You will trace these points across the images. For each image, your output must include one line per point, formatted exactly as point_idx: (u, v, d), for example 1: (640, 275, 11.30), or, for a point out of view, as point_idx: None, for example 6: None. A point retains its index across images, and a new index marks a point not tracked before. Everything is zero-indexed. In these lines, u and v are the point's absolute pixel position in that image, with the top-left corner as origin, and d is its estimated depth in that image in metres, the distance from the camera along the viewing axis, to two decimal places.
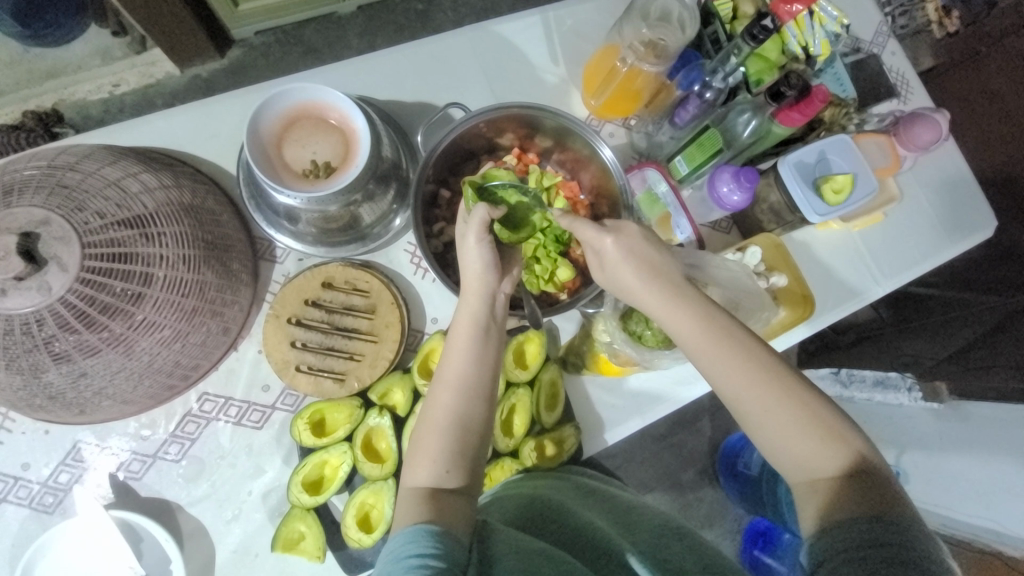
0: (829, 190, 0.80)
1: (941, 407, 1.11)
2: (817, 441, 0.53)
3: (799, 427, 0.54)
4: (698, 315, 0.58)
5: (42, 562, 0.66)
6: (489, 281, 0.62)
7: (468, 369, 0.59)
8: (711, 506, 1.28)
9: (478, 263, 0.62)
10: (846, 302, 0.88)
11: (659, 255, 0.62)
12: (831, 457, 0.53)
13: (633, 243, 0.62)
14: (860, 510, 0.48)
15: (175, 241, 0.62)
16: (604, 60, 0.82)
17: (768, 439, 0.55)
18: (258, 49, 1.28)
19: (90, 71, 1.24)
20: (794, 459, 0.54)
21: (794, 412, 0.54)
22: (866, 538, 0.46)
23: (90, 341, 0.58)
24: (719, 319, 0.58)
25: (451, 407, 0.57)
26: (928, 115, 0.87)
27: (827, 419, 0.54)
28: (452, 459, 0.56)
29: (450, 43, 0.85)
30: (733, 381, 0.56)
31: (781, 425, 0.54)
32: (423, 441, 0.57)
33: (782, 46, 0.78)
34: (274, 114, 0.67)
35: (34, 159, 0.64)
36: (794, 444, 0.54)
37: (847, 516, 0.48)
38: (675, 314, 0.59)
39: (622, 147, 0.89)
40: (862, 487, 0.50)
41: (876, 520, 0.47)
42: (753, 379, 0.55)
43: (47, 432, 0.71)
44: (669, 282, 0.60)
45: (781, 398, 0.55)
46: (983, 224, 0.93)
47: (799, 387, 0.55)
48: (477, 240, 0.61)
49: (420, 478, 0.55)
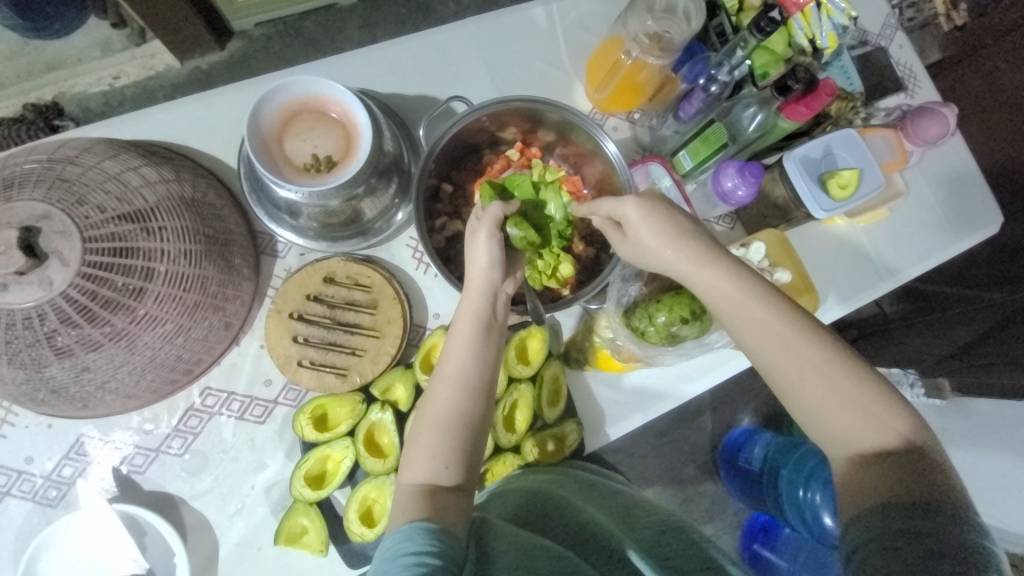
0: (835, 185, 0.79)
1: (942, 403, 1.12)
2: (855, 417, 0.52)
3: (833, 402, 0.53)
4: (728, 284, 0.57)
5: (46, 554, 0.67)
6: (493, 279, 0.61)
7: (468, 366, 0.59)
8: (712, 500, 1.28)
9: (484, 260, 0.61)
10: (851, 298, 0.88)
11: (684, 223, 0.60)
12: (869, 434, 0.52)
13: (656, 212, 0.60)
14: (899, 498, 0.47)
15: (177, 236, 0.62)
16: (608, 53, 0.81)
17: (804, 413, 0.55)
18: (258, 41, 1.27)
19: (90, 63, 1.24)
20: (832, 435, 0.53)
21: (828, 387, 0.53)
22: (902, 530, 0.45)
23: (92, 335, 0.58)
24: (750, 287, 0.57)
25: (451, 402, 0.58)
26: (935, 109, 0.86)
27: (868, 394, 0.53)
28: (452, 455, 0.56)
29: (451, 36, 0.84)
30: (766, 352, 0.56)
31: (818, 399, 0.54)
32: (422, 436, 0.57)
33: (788, 38, 0.76)
34: (275, 107, 0.67)
35: (34, 152, 0.63)
36: (835, 420, 0.53)
37: (885, 504, 0.47)
38: (707, 282, 0.58)
39: (626, 142, 0.88)
40: (902, 467, 0.49)
41: (921, 510, 0.46)
42: (789, 350, 0.55)
43: (50, 426, 0.71)
44: (696, 248, 0.59)
45: (818, 370, 0.54)
46: (990, 219, 0.92)
47: (838, 360, 0.54)
48: (489, 234, 0.60)
49: (418, 475, 0.55)
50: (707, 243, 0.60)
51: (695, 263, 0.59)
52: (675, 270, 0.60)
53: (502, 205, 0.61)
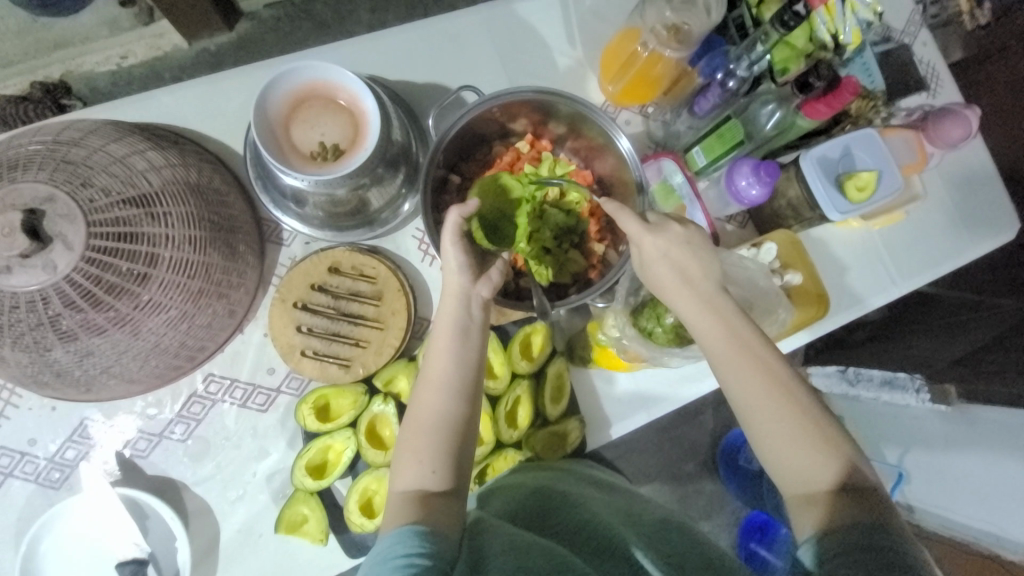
0: (853, 186, 0.77)
1: (948, 409, 1.07)
2: (816, 451, 0.53)
3: (800, 434, 0.53)
4: (718, 317, 0.57)
5: (50, 535, 0.67)
6: (465, 282, 0.60)
7: (452, 369, 0.58)
8: (710, 498, 1.28)
9: (454, 263, 0.60)
10: (862, 303, 0.86)
11: (697, 255, 0.60)
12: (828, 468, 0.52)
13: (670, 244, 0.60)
14: (858, 518, 0.48)
15: (181, 221, 0.61)
16: (624, 44, 0.79)
17: (766, 445, 0.54)
18: (267, 23, 1.25)
19: (97, 42, 1.22)
20: (792, 469, 0.53)
21: (793, 424, 0.54)
22: (866, 544, 0.46)
23: (96, 320, 0.58)
24: (737, 321, 0.57)
25: (437, 406, 0.57)
26: (958, 110, 0.83)
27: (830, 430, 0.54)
28: (439, 460, 0.55)
29: (463, 23, 0.82)
30: (742, 384, 0.55)
31: (779, 427, 0.54)
32: (409, 442, 0.56)
33: (810, 33, 0.72)
34: (282, 93, 0.65)
35: (40, 133, 0.63)
36: (795, 449, 0.53)
37: (846, 521, 0.48)
38: (701, 312, 0.58)
39: (639, 136, 0.86)
40: (859, 499, 0.50)
41: (876, 527, 0.47)
42: (759, 383, 0.55)
43: (54, 409, 0.71)
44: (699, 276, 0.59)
45: (783, 406, 0.54)
46: (1007, 225, 0.90)
47: (804, 399, 0.55)
48: (454, 240, 0.60)
49: (407, 480, 0.55)
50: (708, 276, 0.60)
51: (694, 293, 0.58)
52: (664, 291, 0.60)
53: (459, 209, 0.60)
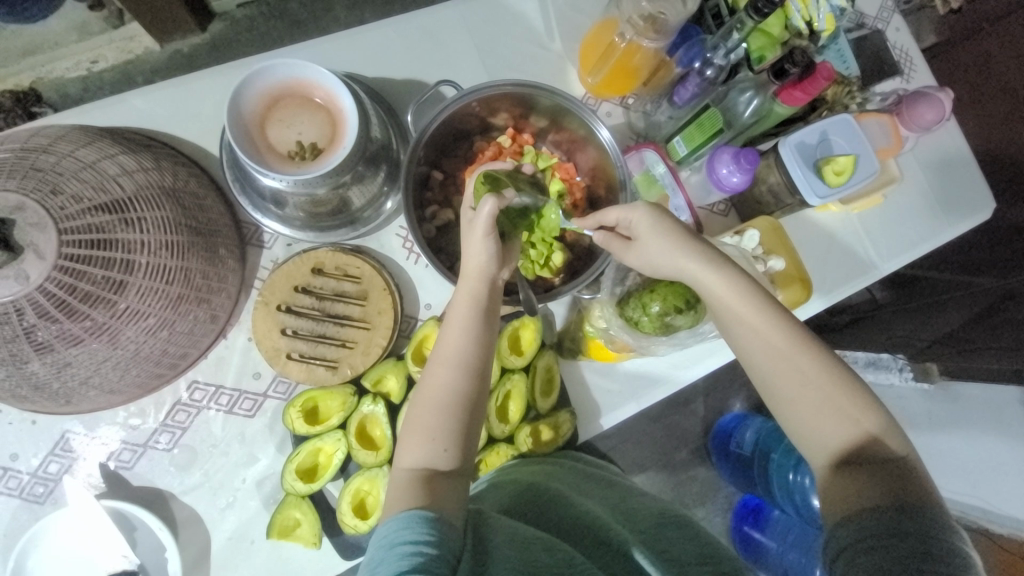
0: (830, 171, 0.78)
1: (930, 386, 1.17)
2: (836, 424, 0.53)
3: (821, 408, 0.53)
4: (733, 293, 0.57)
5: (34, 552, 0.66)
6: (492, 268, 0.60)
7: (468, 349, 0.58)
8: (703, 484, 1.30)
9: (481, 247, 0.59)
10: (846, 285, 0.88)
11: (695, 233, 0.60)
12: (851, 441, 0.52)
13: (663, 224, 0.60)
14: (877, 499, 0.48)
15: (157, 227, 0.60)
16: (601, 35, 0.78)
17: (784, 411, 0.56)
18: (241, 23, 1.23)
19: (66, 47, 1.19)
20: (811, 436, 0.54)
21: (811, 393, 0.54)
22: (888, 528, 0.46)
23: (72, 331, 0.56)
24: (753, 296, 0.57)
25: (449, 384, 0.57)
26: (932, 94, 0.85)
27: (856, 403, 0.53)
28: (450, 439, 0.56)
29: (441, 17, 0.81)
30: (760, 357, 0.56)
31: (800, 403, 0.54)
32: (419, 418, 0.56)
33: (785, 21, 0.74)
34: (257, 92, 0.64)
35: (6, 140, 0.61)
36: (816, 424, 0.54)
37: (866, 506, 0.48)
38: (715, 287, 0.57)
39: (620, 127, 0.87)
40: (885, 474, 0.49)
41: (901, 511, 0.46)
42: (777, 360, 0.55)
43: (33, 422, 0.70)
44: (706, 252, 0.58)
45: (804, 377, 0.54)
46: (982, 204, 0.92)
47: (827, 374, 0.54)
48: (483, 232, 0.58)
49: (417, 458, 0.55)
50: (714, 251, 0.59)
51: (706, 270, 0.57)
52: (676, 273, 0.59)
53: (497, 200, 0.57)
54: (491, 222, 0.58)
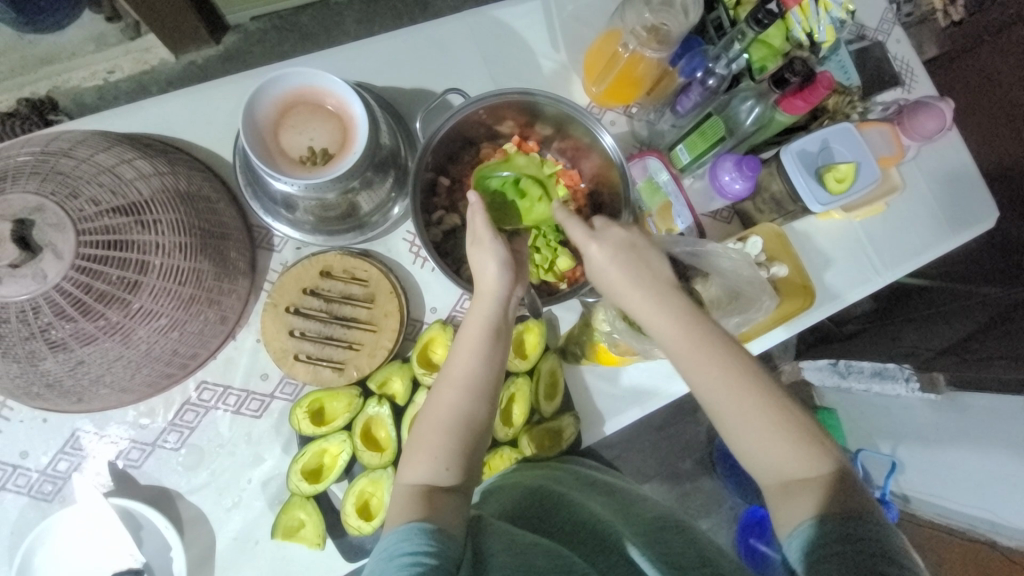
0: (832, 178, 0.79)
1: (938, 397, 1.05)
2: (791, 447, 0.53)
3: (775, 430, 0.54)
4: (681, 317, 0.57)
5: (41, 549, 0.66)
6: (504, 287, 0.61)
7: (477, 370, 0.58)
8: (709, 494, 1.29)
9: (494, 265, 0.61)
10: (850, 292, 0.88)
11: (647, 260, 0.60)
12: (805, 463, 0.53)
13: (617, 248, 0.61)
14: (836, 509, 0.49)
15: (172, 229, 0.61)
16: (605, 47, 0.80)
17: (740, 438, 0.54)
18: (254, 36, 1.26)
19: (84, 57, 1.22)
20: (770, 464, 0.53)
21: (770, 416, 0.54)
22: (845, 534, 0.47)
23: (87, 329, 0.58)
24: (700, 321, 0.57)
25: (457, 405, 0.57)
26: (932, 103, 0.86)
27: (802, 423, 0.54)
28: (453, 457, 0.56)
29: (449, 28, 0.83)
30: (710, 381, 0.55)
31: (752, 427, 0.54)
32: (424, 437, 0.57)
33: (786, 32, 0.75)
34: (270, 99, 0.66)
35: (27, 145, 0.63)
36: (771, 448, 0.53)
37: (827, 515, 0.49)
38: (669, 315, 0.57)
39: (623, 136, 0.89)
40: (838, 488, 0.51)
41: (854, 517, 0.48)
42: (728, 383, 0.55)
43: (45, 420, 0.71)
44: (650, 274, 0.59)
45: (759, 403, 0.54)
46: (987, 214, 0.93)
47: (775, 395, 0.55)
48: (491, 243, 0.61)
49: (418, 475, 0.55)
50: (665, 279, 0.59)
51: (656, 294, 0.58)
52: (623, 295, 0.60)
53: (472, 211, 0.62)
54: (490, 225, 0.62)
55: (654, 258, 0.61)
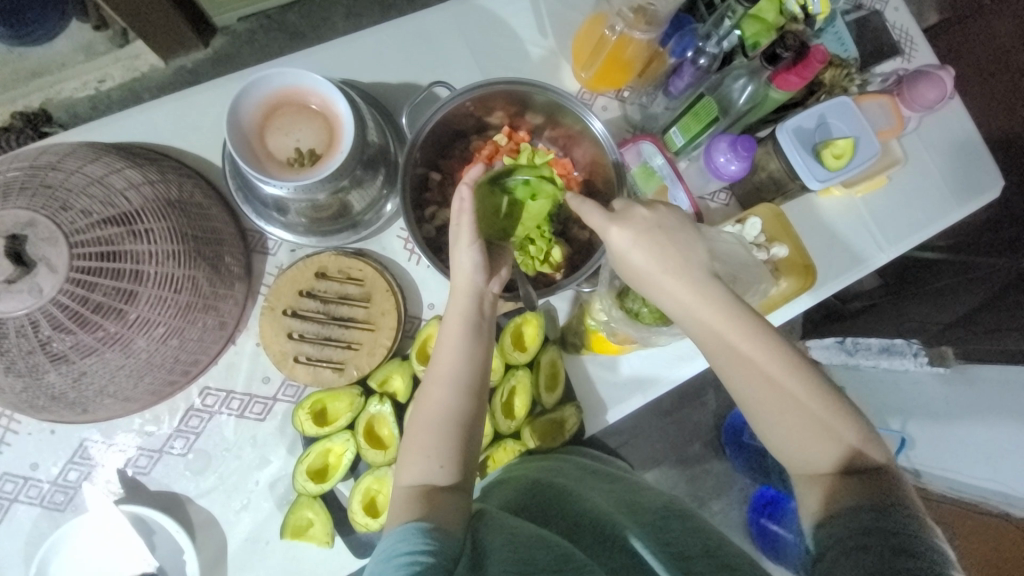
0: (830, 155, 0.78)
1: (947, 370, 1.05)
2: (818, 438, 0.53)
3: (804, 422, 0.53)
4: (707, 306, 0.56)
5: (56, 557, 0.68)
6: (478, 280, 0.61)
7: (461, 366, 0.58)
8: (717, 478, 1.29)
9: (469, 261, 0.60)
10: (849, 272, 0.87)
11: (676, 245, 0.58)
12: (832, 453, 0.52)
13: (644, 237, 0.58)
14: (862, 504, 0.48)
15: (164, 237, 0.61)
16: (592, 31, 0.78)
17: (765, 427, 0.55)
18: (242, 37, 1.25)
19: (74, 68, 1.22)
20: (797, 454, 0.54)
21: (799, 406, 0.53)
22: (870, 530, 0.46)
23: (86, 341, 0.58)
24: (733, 310, 0.56)
25: (445, 403, 0.57)
26: (932, 73, 0.84)
27: (835, 413, 0.53)
28: (446, 454, 0.56)
29: (434, 19, 0.82)
30: (739, 372, 0.55)
31: (778, 418, 0.54)
32: (416, 438, 0.57)
33: (779, 6, 0.72)
34: (254, 102, 0.65)
35: (15, 160, 0.63)
36: (799, 439, 0.53)
37: (848, 510, 0.48)
38: (695, 309, 0.56)
39: (616, 121, 0.87)
40: (865, 482, 0.50)
41: (879, 513, 0.47)
42: (757, 374, 0.54)
43: (53, 432, 0.72)
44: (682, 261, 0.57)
45: (785, 394, 0.54)
46: (991, 183, 0.91)
47: (806, 382, 0.54)
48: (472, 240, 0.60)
49: (414, 475, 0.55)
50: (694, 270, 0.57)
51: (688, 284, 0.57)
52: (644, 283, 0.59)
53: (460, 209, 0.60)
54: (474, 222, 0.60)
55: (688, 248, 0.59)
